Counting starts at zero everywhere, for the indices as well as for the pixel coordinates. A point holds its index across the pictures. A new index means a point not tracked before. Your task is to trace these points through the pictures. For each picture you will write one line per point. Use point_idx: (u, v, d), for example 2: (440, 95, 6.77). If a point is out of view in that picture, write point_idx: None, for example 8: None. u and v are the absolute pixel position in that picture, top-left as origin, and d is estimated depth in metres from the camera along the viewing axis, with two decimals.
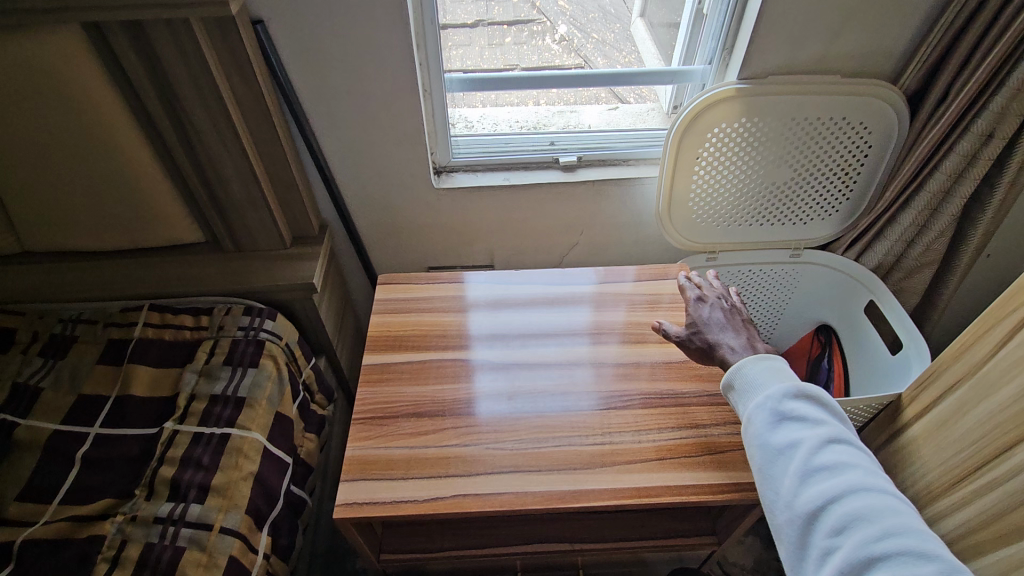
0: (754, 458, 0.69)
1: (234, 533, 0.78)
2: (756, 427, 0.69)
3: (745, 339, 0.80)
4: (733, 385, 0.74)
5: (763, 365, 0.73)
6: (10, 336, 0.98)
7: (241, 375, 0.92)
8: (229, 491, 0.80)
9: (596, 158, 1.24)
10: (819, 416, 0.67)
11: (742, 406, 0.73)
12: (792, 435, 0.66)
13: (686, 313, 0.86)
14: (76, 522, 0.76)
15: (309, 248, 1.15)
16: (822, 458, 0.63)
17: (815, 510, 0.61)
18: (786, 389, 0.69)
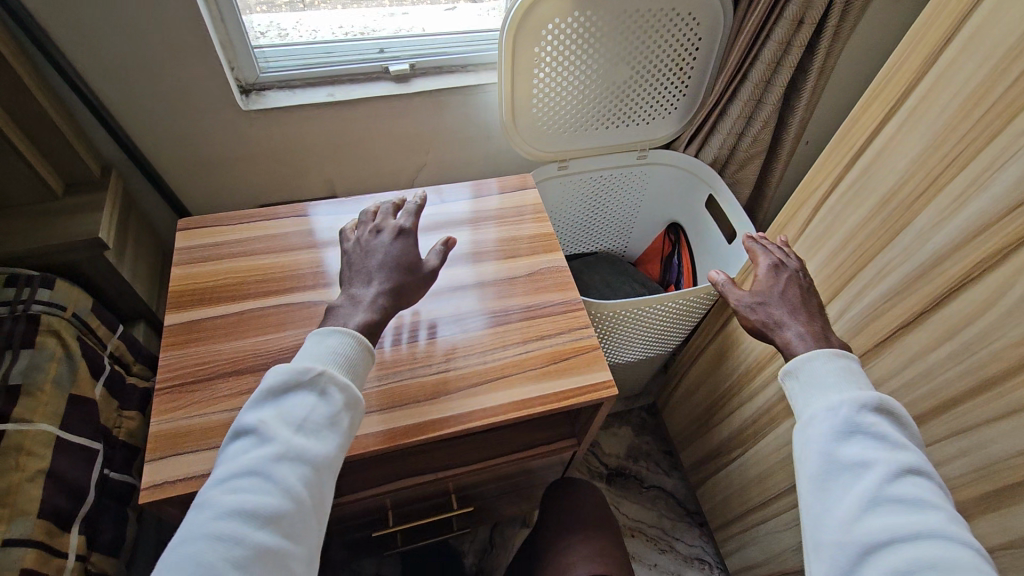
0: (808, 462, 0.55)
1: (27, 542, 0.66)
2: (818, 427, 0.56)
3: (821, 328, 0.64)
4: (800, 375, 0.60)
5: (838, 363, 0.59)
6: None
7: (11, 360, 0.75)
8: (11, 497, 0.67)
9: (430, 66, 1.12)
10: (903, 439, 0.54)
11: (804, 402, 0.59)
12: (869, 453, 0.53)
13: (756, 279, 0.71)
14: None
15: (92, 196, 0.95)
16: (904, 490, 0.51)
17: (878, 546, 0.49)
18: (870, 399, 0.56)
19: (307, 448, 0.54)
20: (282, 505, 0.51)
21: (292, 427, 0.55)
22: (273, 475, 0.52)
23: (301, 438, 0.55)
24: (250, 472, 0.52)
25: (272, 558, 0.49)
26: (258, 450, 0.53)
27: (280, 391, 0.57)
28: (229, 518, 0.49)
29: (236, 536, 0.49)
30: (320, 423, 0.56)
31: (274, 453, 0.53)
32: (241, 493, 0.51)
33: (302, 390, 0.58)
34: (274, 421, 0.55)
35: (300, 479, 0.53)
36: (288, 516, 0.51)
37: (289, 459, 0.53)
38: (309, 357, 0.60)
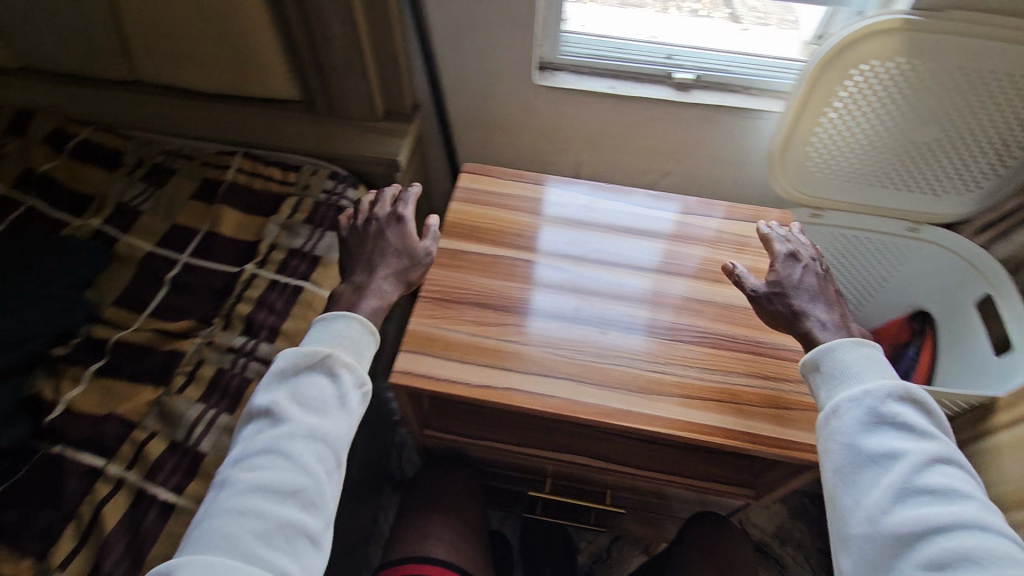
0: (835, 451, 0.59)
1: None
2: (849, 421, 0.59)
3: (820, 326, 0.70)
4: (824, 369, 0.64)
5: (861, 352, 0.64)
6: (118, 158, 1.02)
7: (319, 235, 0.93)
8: (297, 337, 0.83)
9: (715, 81, 1.12)
10: (929, 429, 0.58)
11: (832, 395, 0.62)
12: (895, 442, 0.57)
13: (771, 268, 0.74)
14: (163, 335, 0.79)
15: (399, 125, 1.12)
16: (933, 476, 0.55)
17: (903, 527, 0.53)
18: (890, 389, 0.60)
19: (321, 426, 0.60)
20: (300, 479, 0.57)
21: (305, 408, 0.61)
22: (289, 451, 0.58)
23: (315, 416, 0.61)
24: (268, 449, 0.58)
25: (292, 525, 0.55)
26: (275, 429, 0.60)
27: (292, 373, 0.63)
28: (251, 491, 0.56)
29: (258, 506, 0.55)
30: (329, 403, 0.62)
31: (290, 430, 0.59)
32: (261, 470, 0.57)
33: (316, 371, 0.63)
34: (288, 402, 0.61)
35: (316, 453, 0.59)
36: (307, 483, 0.57)
37: (304, 438, 0.59)
38: (322, 340, 0.65)
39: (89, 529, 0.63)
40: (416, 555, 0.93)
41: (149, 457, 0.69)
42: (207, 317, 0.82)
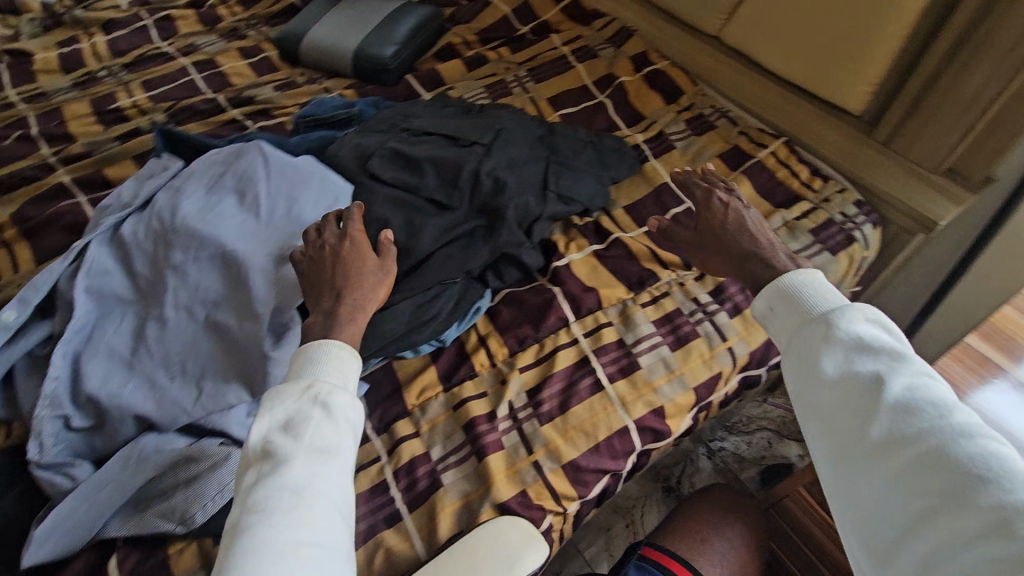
0: (811, 392, 0.49)
1: (733, 359, 0.79)
2: (814, 353, 0.50)
3: (738, 267, 0.70)
4: (780, 312, 0.56)
5: (814, 287, 0.56)
6: (677, 95, 1.12)
7: (816, 250, 0.90)
8: (751, 326, 0.82)
9: None
10: (897, 350, 0.47)
11: (797, 332, 0.53)
12: (859, 362, 0.47)
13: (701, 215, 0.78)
14: (651, 256, 0.87)
15: (960, 194, 0.91)
16: (908, 385, 0.44)
17: (899, 448, 0.41)
18: (841, 310, 0.51)
19: (337, 437, 0.48)
20: (325, 510, 0.44)
21: (302, 437, 0.47)
22: (288, 484, 0.44)
23: (313, 438, 0.47)
24: (263, 496, 0.43)
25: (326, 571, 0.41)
26: (269, 474, 0.45)
27: (280, 405, 0.49)
28: (255, 546, 0.40)
29: (276, 557, 0.40)
30: (337, 433, 0.48)
31: (288, 463, 0.45)
32: (278, 508, 0.42)
33: (304, 401, 0.49)
34: (280, 435, 0.47)
35: (324, 476, 0.45)
36: (317, 514, 0.43)
37: (304, 467, 0.45)
38: (310, 372, 0.53)
39: (543, 358, 0.77)
40: (683, 556, 0.77)
41: (601, 338, 0.79)
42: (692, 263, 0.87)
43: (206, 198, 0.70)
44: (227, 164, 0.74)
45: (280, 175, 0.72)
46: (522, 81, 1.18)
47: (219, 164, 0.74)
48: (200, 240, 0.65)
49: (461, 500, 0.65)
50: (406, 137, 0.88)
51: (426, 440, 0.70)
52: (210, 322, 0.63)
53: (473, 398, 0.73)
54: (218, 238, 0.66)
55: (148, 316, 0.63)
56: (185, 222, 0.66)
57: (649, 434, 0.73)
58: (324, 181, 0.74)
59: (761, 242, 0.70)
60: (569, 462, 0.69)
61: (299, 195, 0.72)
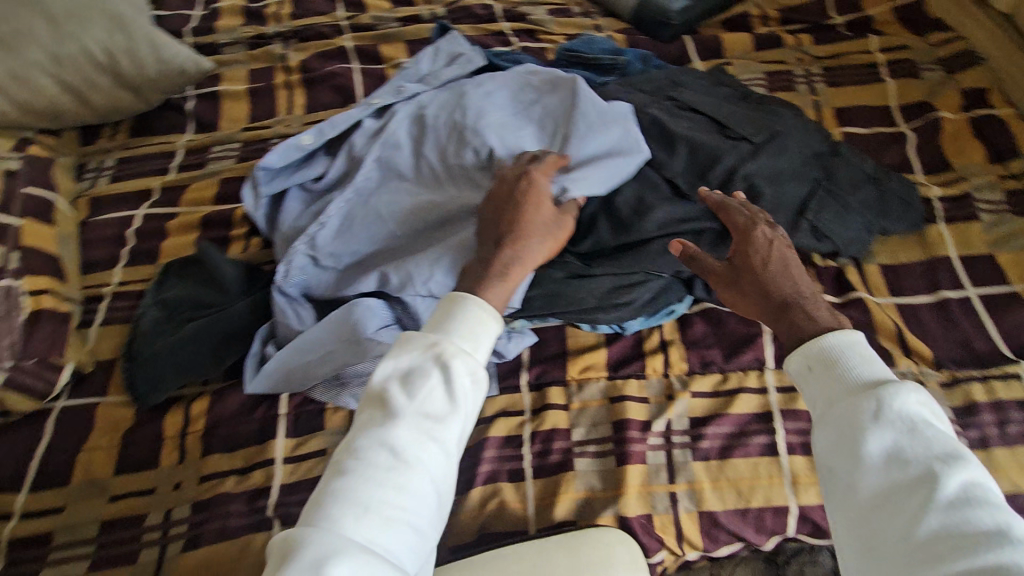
0: (843, 468, 0.44)
1: None
2: (855, 430, 0.44)
3: (772, 316, 0.55)
4: (813, 371, 0.48)
5: (853, 347, 0.48)
6: (1008, 156, 0.89)
7: None
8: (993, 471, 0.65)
9: None
10: (946, 446, 0.42)
11: (837, 396, 0.46)
12: (907, 449, 0.42)
13: (734, 247, 0.61)
14: (895, 336, 0.73)
15: None
16: (960, 485, 0.41)
17: (950, 557, 0.38)
18: (893, 386, 0.45)
19: (451, 405, 0.46)
20: (418, 484, 0.44)
21: (413, 399, 0.46)
22: (390, 447, 0.44)
23: (424, 402, 0.46)
24: (366, 446, 0.45)
25: (404, 537, 0.43)
26: (381, 423, 0.45)
27: (399, 360, 0.48)
28: (346, 492, 0.42)
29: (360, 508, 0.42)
30: (452, 408, 0.46)
31: (398, 420, 0.45)
32: (377, 475, 0.43)
33: (421, 361, 0.47)
34: (397, 384, 0.47)
35: (429, 447, 0.45)
36: (410, 481, 0.44)
37: (407, 429, 0.45)
38: (437, 325, 0.50)
39: (722, 392, 0.70)
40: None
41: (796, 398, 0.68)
42: (941, 364, 0.71)
43: (505, 114, 0.74)
44: (539, 88, 0.76)
45: (575, 114, 0.71)
46: (812, 79, 1.01)
47: (530, 86, 0.76)
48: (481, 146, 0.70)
49: (585, 493, 0.63)
50: (668, 106, 0.79)
51: (572, 417, 0.68)
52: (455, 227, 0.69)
53: (633, 398, 0.69)
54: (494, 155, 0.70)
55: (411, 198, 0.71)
56: (475, 125, 0.71)
57: (806, 526, 0.63)
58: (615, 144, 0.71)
59: (805, 290, 0.56)
60: (708, 511, 0.63)
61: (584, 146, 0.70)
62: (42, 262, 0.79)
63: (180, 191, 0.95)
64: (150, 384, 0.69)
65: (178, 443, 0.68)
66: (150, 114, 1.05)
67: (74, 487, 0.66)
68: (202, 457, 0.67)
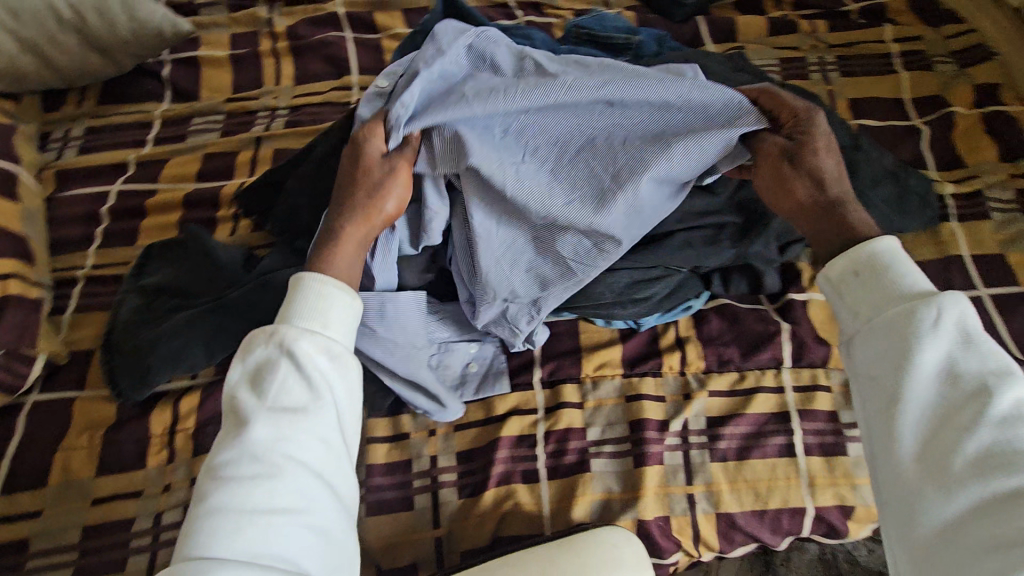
0: (891, 376, 0.42)
1: None
2: (905, 343, 0.42)
3: (817, 214, 0.53)
4: (860, 277, 0.46)
5: (885, 252, 0.46)
6: None
7: None
8: None
9: None
10: (999, 362, 0.41)
11: (879, 307, 0.44)
12: (960, 363, 0.41)
13: (779, 160, 0.55)
14: None
15: None
16: (1015, 404, 0.40)
17: (989, 470, 0.38)
18: (954, 301, 0.42)
19: (313, 396, 0.44)
20: (295, 483, 0.41)
21: (267, 399, 0.43)
22: (249, 457, 0.41)
23: (304, 397, 0.44)
24: (224, 460, 0.41)
25: (297, 539, 0.40)
26: (234, 436, 0.42)
27: (251, 363, 0.45)
28: (215, 510, 0.39)
29: (238, 519, 0.39)
30: (319, 394, 0.44)
31: (249, 425, 0.42)
32: (241, 483, 0.40)
33: (275, 355, 0.45)
34: (247, 390, 0.44)
35: (292, 441, 0.42)
36: (283, 480, 0.41)
37: (268, 427, 0.42)
38: (297, 310, 0.47)
39: (739, 391, 0.68)
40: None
41: (814, 397, 0.67)
42: None
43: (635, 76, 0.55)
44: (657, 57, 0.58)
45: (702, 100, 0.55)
46: (825, 67, 0.99)
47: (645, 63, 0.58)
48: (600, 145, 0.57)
49: (603, 494, 0.62)
50: None
51: (587, 416, 0.66)
52: (540, 221, 0.59)
53: (649, 396, 0.67)
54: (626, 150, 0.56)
55: (501, 158, 0.56)
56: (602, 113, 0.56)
57: (822, 527, 0.63)
58: (772, 91, 0.56)
59: (852, 193, 0.53)
60: (726, 513, 0.61)
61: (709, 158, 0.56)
62: (7, 244, 0.72)
63: (159, 166, 0.87)
64: (138, 378, 0.64)
65: (166, 441, 0.64)
66: (123, 80, 0.96)
67: (53, 489, 0.61)
68: (193, 456, 0.63)
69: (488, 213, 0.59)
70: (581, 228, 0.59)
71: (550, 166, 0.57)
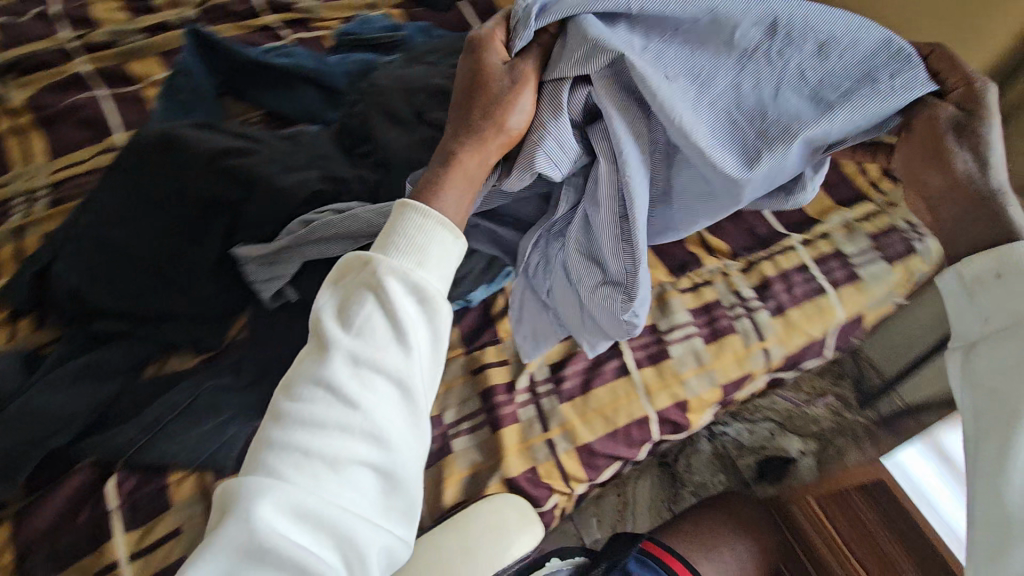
0: (1010, 385, 0.41)
1: (768, 362, 0.75)
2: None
3: (975, 203, 0.47)
4: (1000, 279, 0.43)
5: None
6: None
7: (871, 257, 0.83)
8: (793, 330, 0.76)
9: None
10: None
11: (1013, 317, 0.42)
12: None
13: (923, 115, 0.49)
14: (698, 239, 0.82)
15: None
16: None
17: None
18: None
19: (398, 343, 0.44)
20: (370, 430, 0.43)
21: (350, 331, 0.44)
22: (320, 393, 0.43)
23: (382, 341, 0.44)
24: (302, 391, 0.43)
25: (360, 484, 0.42)
26: (314, 364, 0.44)
27: (344, 289, 0.47)
28: (279, 445, 0.42)
29: (301, 458, 0.41)
30: (404, 347, 0.45)
31: (331, 359, 0.43)
32: (314, 416, 0.42)
33: (369, 292, 0.45)
34: (334, 321, 0.45)
35: (372, 389, 0.43)
36: (356, 422, 0.42)
37: (347, 370, 0.43)
38: (387, 238, 0.48)
39: (571, 332, 0.73)
40: (687, 559, 0.79)
41: None
42: (736, 252, 0.82)
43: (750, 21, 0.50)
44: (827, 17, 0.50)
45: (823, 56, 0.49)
46: None
47: (833, 37, 0.49)
48: (705, 95, 0.51)
49: (470, 468, 0.64)
50: (452, 73, 0.80)
51: (440, 402, 0.68)
52: (660, 142, 0.56)
53: (493, 364, 0.70)
54: (778, 97, 0.50)
55: (691, 99, 0.51)
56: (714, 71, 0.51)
57: (668, 427, 0.70)
58: (943, 50, 0.49)
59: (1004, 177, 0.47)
60: (583, 445, 0.66)
61: (896, 104, 0.48)
62: None
63: None
64: None
65: None
66: None
67: None
68: None
69: (635, 141, 0.53)
70: (715, 175, 0.52)
71: (725, 105, 0.51)
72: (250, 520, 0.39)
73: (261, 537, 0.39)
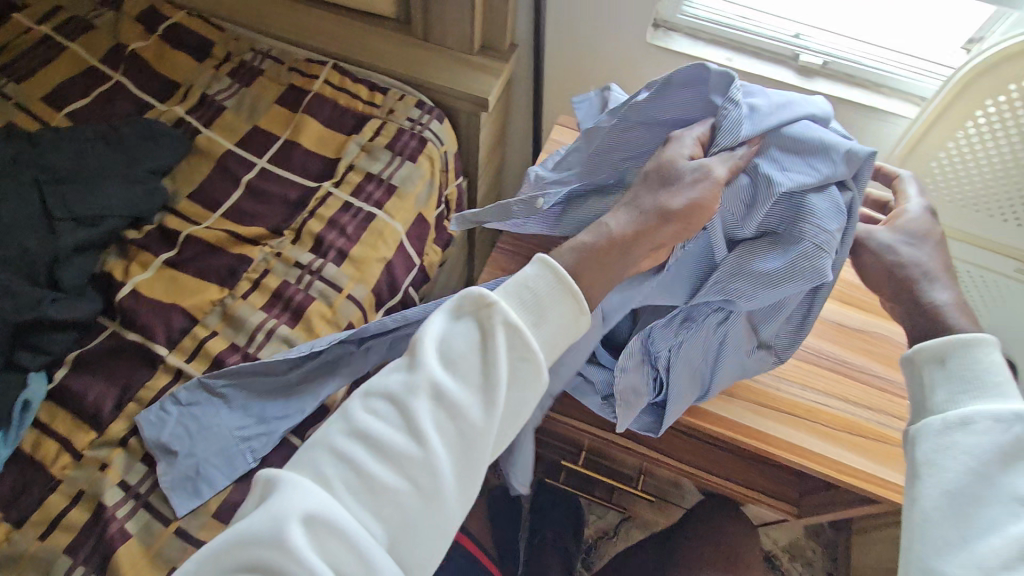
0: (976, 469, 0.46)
1: (358, 304, 0.77)
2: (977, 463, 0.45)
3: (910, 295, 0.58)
4: (927, 380, 0.52)
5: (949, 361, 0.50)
6: (207, 48, 0.98)
7: (398, 164, 0.88)
8: (363, 265, 0.80)
9: (841, 72, 0.97)
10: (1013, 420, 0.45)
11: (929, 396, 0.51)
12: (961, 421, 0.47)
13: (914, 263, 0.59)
14: (232, 238, 0.78)
15: (495, 64, 1.00)
16: None
17: None
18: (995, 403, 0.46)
19: (477, 394, 0.46)
20: (419, 472, 0.44)
21: (443, 365, 0.47)
22: (386, 420, 0.45)
23: (471, 389, 0.46)
24: (372, 402, 0.46)
25: (392, 522, 0.43)
26: (396, 382, 0.47)
27: (456, 317, 0.49)
28: (343, 448, 0.44)
29: (350, 475, 0.44)
30: (480, 406, 0.46)
31: (416, 387, 0.46)
32: (380, 437, 0.45)
33: (467, 327, 0.49)
34: (433, 349, 0.48)
35: (438, 439, 0.45)
36: (415, 467, 0.44)
37: (423, 403, 0.45)
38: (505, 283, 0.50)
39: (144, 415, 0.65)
40: None
41: (207, 355, 0.70)
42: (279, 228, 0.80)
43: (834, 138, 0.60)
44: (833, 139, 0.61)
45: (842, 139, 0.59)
46: None
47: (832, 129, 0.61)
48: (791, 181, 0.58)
49: None
50: None
51: None
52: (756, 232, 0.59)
53: (67, 509, 0.61)
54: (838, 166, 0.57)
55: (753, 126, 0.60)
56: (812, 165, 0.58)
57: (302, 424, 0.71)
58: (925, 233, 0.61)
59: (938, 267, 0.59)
60: (220, 508, 0.64)
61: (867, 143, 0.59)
62: None
63: None
64: None
65: None
66: None
67: None
68: None
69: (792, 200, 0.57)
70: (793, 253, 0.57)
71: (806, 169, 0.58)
72: (277, 522, 0.40)
73: (278, 546, 0.40)
